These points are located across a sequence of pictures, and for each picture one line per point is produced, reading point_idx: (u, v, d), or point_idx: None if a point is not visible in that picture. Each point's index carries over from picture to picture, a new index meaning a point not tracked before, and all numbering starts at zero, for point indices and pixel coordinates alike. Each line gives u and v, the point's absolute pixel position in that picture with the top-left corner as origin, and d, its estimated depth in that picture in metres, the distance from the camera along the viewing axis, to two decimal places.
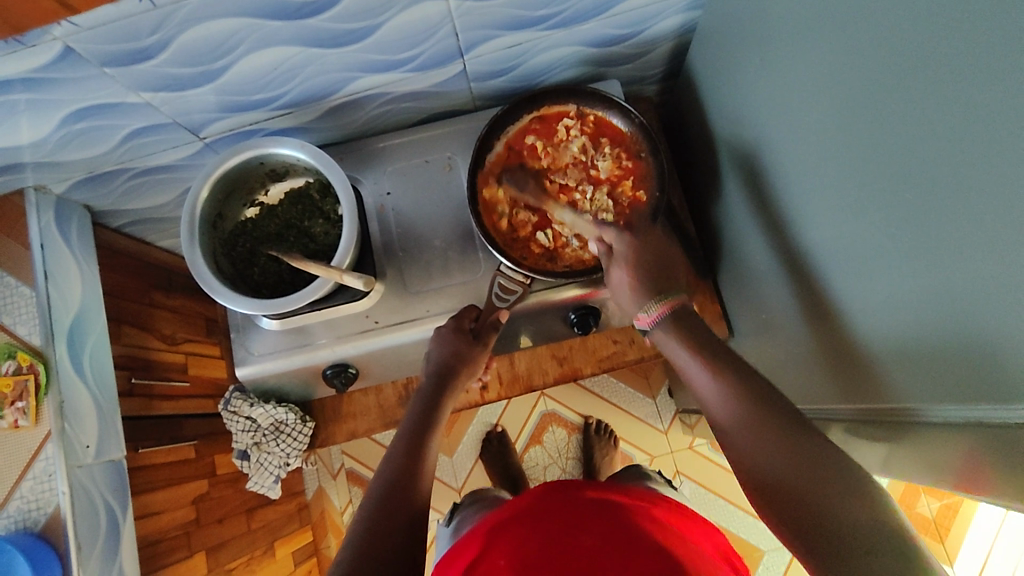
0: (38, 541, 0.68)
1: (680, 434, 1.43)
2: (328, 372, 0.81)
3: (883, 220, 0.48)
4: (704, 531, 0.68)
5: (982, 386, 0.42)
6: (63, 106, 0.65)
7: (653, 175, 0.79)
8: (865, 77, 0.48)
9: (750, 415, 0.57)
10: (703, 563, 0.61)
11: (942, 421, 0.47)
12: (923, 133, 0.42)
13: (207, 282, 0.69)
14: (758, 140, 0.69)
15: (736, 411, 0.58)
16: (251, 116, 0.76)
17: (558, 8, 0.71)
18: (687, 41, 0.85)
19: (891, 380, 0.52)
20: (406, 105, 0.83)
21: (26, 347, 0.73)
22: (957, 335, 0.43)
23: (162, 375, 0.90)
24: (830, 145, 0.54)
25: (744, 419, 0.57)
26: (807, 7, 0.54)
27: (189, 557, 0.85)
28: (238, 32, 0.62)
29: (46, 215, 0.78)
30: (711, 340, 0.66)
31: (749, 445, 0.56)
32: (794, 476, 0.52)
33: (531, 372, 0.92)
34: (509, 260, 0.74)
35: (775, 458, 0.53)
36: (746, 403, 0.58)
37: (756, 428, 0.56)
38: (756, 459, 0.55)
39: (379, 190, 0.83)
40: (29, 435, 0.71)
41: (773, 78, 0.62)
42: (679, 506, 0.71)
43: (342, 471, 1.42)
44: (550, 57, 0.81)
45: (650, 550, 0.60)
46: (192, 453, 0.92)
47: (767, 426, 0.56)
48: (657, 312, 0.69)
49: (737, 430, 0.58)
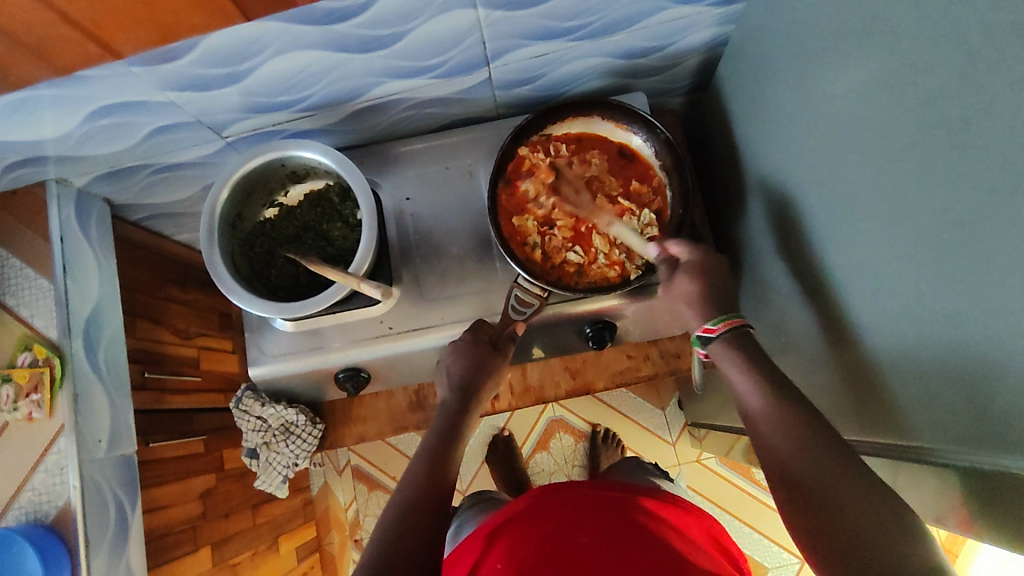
0: (48, 534, 0.69)
1: (688, 447, 1.42)
2: (340, 375, 0.81)
3: (913, 257, 0.47)
4: (708, 528, 0.69)
5: (1005, 433, 0.41)
6: (90, 103, 0.65)
7: (677, 192, 0.77)
8: (900, 109, 0.46)
9: (792, 420, 0.57)
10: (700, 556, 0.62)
11: (957, 463, 0.46)
12: (958, 171, 0.41)
13: (224, 283, 0.69)
14: (785, 162, 0.68)
15: (779, 413, 0.58)
16: (274, 117, 0.76)
17: (587, 20, 0.70)
18: (716, 55, 0.83)
19: (910, 416, 0.51)
20: (429, 110, 0.83)
21: (42, 339, 0.74)
22: (983, 377, 0.42)
23: (175, 369, 0.91)
24: (860, 173, 0.53)
25: (789, 422, 0.57)
26: (843, 33, 0.52)
27: (195, 552, 0.86)
28: (265, 36, 0.61)
29: (67, 209, 0.78)
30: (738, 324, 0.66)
31: (787, 452, 0.56)
32: (829, 488, 0.52)
33: (543, 383, 0.91)
34: (527, 273, 0.73)
35: (805, 463, 0.54)
36: (790, 410, 0.58)
37: (796, 434, 0.56)
38: (786, 460, 0.55)
39: (398, 195, 0.83)
40: (42, 427, 0.72)
41: (805, 101, 0.61)
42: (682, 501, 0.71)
43: (348, 468, 1.42)
44: (577, 67, 0.80)
45: (660, 546, 0.61)
46: (201, 447, 0.92)
47: (808, 432, 0.56)
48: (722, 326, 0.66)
49: (776, 431, 0.57)
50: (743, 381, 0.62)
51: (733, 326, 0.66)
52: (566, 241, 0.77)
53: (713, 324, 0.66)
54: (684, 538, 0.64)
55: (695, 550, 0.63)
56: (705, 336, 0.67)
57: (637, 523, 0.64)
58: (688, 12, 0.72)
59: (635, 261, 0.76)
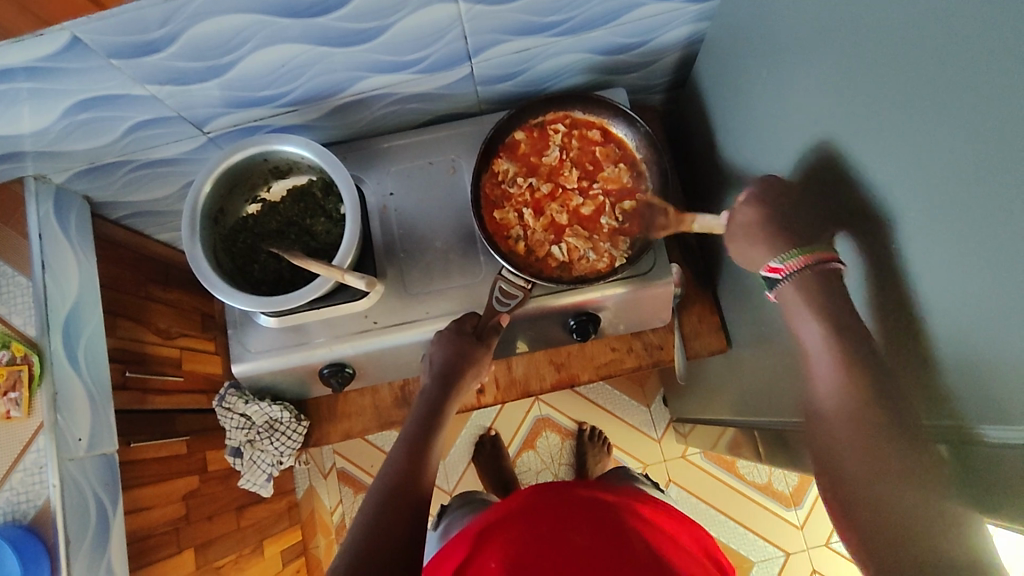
0: (27, 534, 0.67)
1: (673, 443, 1.43)
2: (325, 371, 0.80)
3: (885, 238, 0.49)
4: (695, 536, 0.69)
5: (978, 405, 0.42)
6: (67, 97, 0.64)
7: (659, 185, 0.78)
8: (868, 96, 0.48)
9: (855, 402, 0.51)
10: (690, 564, 0.62)
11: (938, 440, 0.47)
12: (925, 151, 0.42)
13: (207, 277, 0.68)
14: (762, 154, 0.69)
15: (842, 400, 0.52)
16: (256, 112, 0.76)
17: (566, 15, 0.71)
18: (694, 52, 0.85)
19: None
20: (412, 106, 0.83)
21: (21, 337, 0.73)
22: (955, 349, 0.43)
23: (156, 369, 0.90)
24: (833, 159, 0.54)
25: (855, 412, 0.51)
26: (813, 24, 0.54)
27: (178, 554, 0.85)
28: (247, 28, 0.62)
29: (45, 206, 0.77)
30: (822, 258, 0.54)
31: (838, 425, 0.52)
32: (866, 483, 0.50)
33: (528, 376, 0.92)
34: (511, 265, 0.73)
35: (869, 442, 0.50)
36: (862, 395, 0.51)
37: (854, 414, 0.51)
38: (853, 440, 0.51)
39: (382, 190, 0.83)
40: (21, 426, 0.70)
41: (778, 92, 0.63)
42: (671, 511, 0.72)
43: (334, 470, 1.43)
44: (557, 63, 0.81)
45: (646, 549, 0.62)
46: (183, 448, 0.91)
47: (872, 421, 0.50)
48: (796, 261, 0.55)
49: (840, 401, 0.52)
50: (802, 320, 0.55)
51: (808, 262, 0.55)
52: (543, 233, 0.78)
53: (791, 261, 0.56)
54: (674, 543, 0.65)
55: (686, 559, 0.63)
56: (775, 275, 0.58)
57: (624, 527, 0.64)
58: (666, 8, 0.73)
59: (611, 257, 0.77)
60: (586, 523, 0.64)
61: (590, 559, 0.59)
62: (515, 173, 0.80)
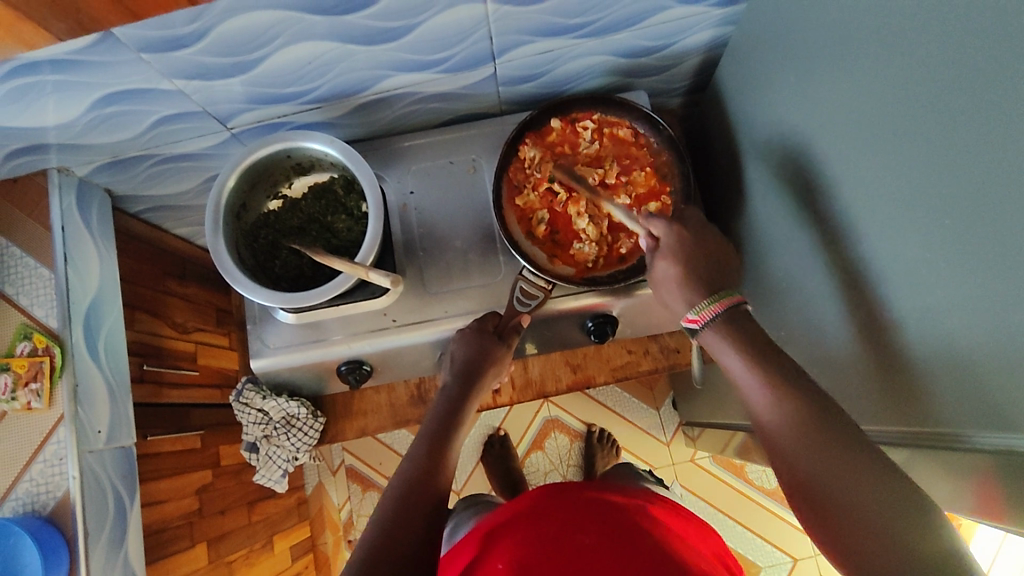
0: (46, 525, 0.68)
1: (682, 447, 1.43)
2: (342, 368, 0.80)
3: (916, 247, 0.49)
4: (706, 538, 0.69)
5: (1010, 414, 0.42)
6: (95, 90, 0.65)
7: (679, 189, 0.78)
8: (901, 105, 0.48)
9: (804, 418, 0.54)
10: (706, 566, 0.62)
11: (959, 445, 0.48)
12: (961, 158, 0.42)
13: (229, 272, 0.68)
14: (786, 159, 0.69)
15: (793, 420, 0.54)
16: (280, 109, 0.76)
17: (592, 18, 0.71)
18: (716, 56, 0.85)
19: (913, 402, 0.53)
20: (433, 105, 0.83)
21: (42, 328, 0.73)
22: (987, 359, 0.43)
23: (172, 363, 0.90)
24: (862, 165, 0.54)
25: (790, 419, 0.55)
26: (844, 31, 0.54)
27: (191, 548, 0.85)
28: (275, 25, 0.62)
29: (68, 198, 0.77)
30: (730, 302, 0.64)
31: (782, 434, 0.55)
32: (848, 501, 0.49)
33: (544, 377, 0.92)
34: (531, 265, 0.74)
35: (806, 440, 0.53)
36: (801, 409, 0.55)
37: (787, 413, 0.55)
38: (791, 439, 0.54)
39: (402, 189, 0.83)
40: (42, 417, 0.71)
41: (805, 99, 0.63)
42: (682, 512, 0.72)
43: (343, 468, 1.44)
44: (580, 65, 0.81)
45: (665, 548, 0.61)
46: (198, 442, 0.91)
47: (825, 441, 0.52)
48: (709, 311, 0.64)
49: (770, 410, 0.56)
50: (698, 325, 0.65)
51: (719, 311, 0.63)
52: (561, 223, 0.78)
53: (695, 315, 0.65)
54: (689, 546, 0.64)
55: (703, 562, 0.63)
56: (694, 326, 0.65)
57: (641, 529, 0.64)
58: (691, 11, 0.73)
59: (613, 261, 0.77)
60: (601, 523, 0.64)
61: (605, 557, 0.59)
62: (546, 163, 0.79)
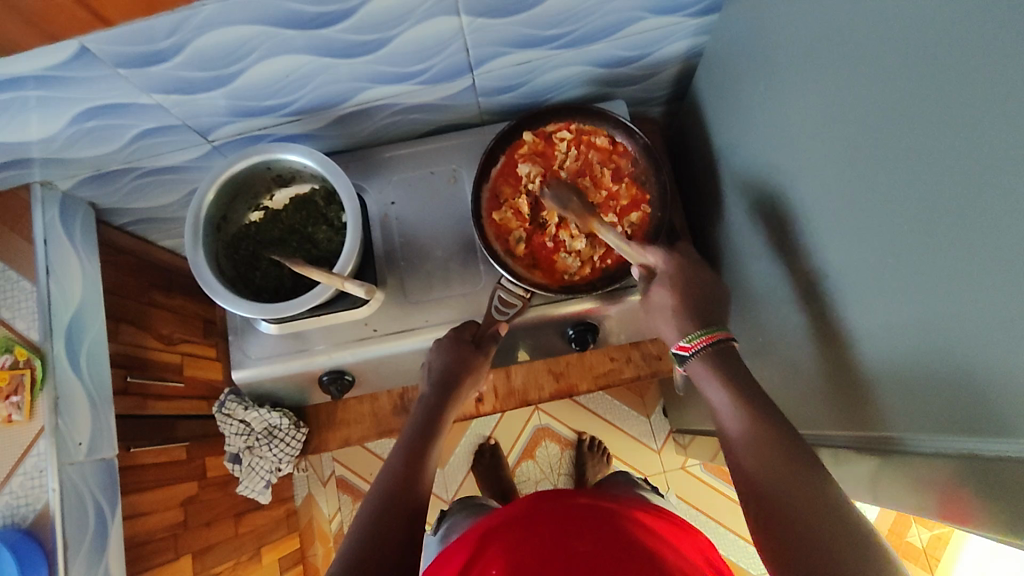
0: (25, 538, 0.68)
1: (673, 454, 1.43)
2: (325, 378, 0.81)
3: (881, 252, 0.49)
4: (699, 544, 0.68)
5: (973, 418, 0.42)
6: (75, 105, 0.66)
7: (656, 196, 0.79)
8: (864, 113, 0.49)
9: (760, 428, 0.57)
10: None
11: (926, 449, 0.48)
12: (921, 163, 0.43)
13: (209, 284, 0.69)
14: (759, 165, 0.70)
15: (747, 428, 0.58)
16: (261, 121, 0.77)
17: (568, 29, 0.72)
18: (693, 65, 0.86)
19: (879, 406, 0.53)
20: (414, 116, 0.84)
21: (24, 341, 0.73)
22: (949, 363, 0.43)
23: (157, 374, 0.90)
24: (829, 172, 0.55)
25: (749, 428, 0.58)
26: (810, 40, 0.55)
27: (176, 560, 0.85)
28: (252, 40, 0.63)
29: (51, 212, 0.78)
30: (721, 337, 0.65)
31: (741, 446, 0.57)
32: (789, 502, 0.51)
33: (527, 386, 0.92)
34: (509, 273, 0.74)
35: (762, 449, 0.56)
36: (763, 423, 0.57)
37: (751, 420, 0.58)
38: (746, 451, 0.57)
39: (383, 199, 0.84)
40: (22, 430, 0.71)
41: (775, 107, 0.63)
42: (677, 520, 0.70)
43: (333, 478, 1.43)
44: (559, 75, 0.82)
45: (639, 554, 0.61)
46: (183, 454, 0.91)
47: (771, 442, 0.55)
48: (700, 341, 0.66)
49: (735, 422, 0.59)
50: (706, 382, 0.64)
51: (711, 341, 0.65)
52: (543, 236, 0.78)
53: (690, 342, 0.66)
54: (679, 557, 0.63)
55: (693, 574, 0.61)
56: (682, 353, 0.67)
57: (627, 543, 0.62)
58: (666, 22, 0.74)
59: (597, 268, 0.77)
60: (594, 529, 0.64)
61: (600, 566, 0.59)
62: (526, 176, 0.80)
